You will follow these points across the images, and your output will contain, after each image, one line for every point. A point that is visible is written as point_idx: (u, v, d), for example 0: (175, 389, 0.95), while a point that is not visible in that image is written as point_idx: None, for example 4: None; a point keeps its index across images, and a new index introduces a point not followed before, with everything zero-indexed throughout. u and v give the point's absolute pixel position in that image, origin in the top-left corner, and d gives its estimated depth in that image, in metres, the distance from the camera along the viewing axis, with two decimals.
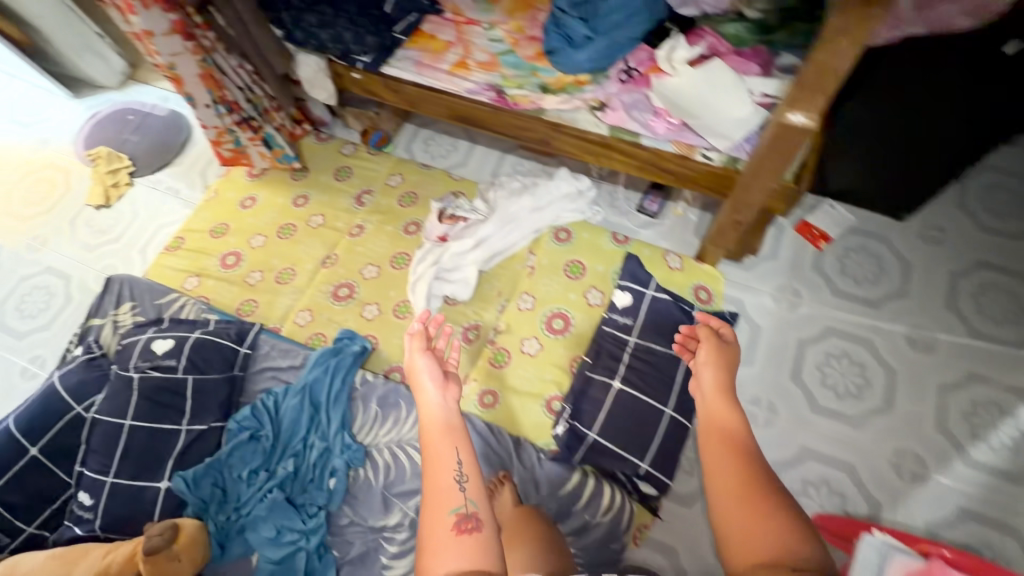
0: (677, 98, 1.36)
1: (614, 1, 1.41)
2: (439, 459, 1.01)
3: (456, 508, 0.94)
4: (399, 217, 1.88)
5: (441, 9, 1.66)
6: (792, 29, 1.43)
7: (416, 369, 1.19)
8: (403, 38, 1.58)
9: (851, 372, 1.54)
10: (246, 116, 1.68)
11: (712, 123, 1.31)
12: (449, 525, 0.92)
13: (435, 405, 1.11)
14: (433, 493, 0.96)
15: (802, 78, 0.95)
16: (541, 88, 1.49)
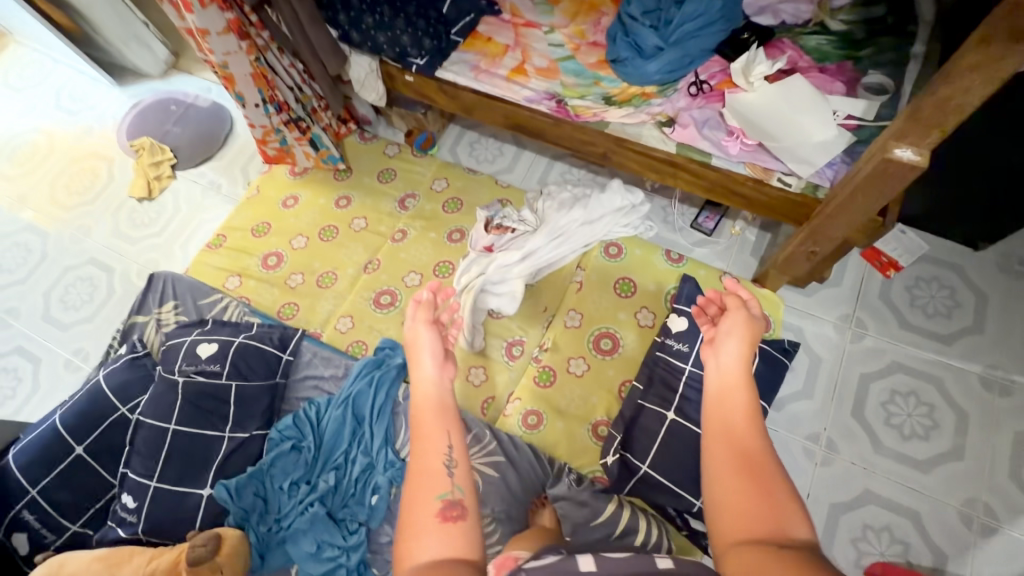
0: (755, 116, 1.27)
1: (688, 10, 1.35)
2: (430, 436, 0.88)
3: (441, 494, 0.80)
4: (443, 223, 1.83)
5: (498, 10, 1.60)
6: (879, 44, 1.34)
7: (418, 343, 1.05)
8: (459, 40, 1.53)
9: (917, 412, 1.45)
10: (295, 116, 1.64)
11: (795, 146, 1.22)
12: (432, 514, 0.79)
13: (428, 382, 0.97)
14: (418, 475, 0.83)
15: (917, 112, 0.86)
16: (605, 99, 1.41)
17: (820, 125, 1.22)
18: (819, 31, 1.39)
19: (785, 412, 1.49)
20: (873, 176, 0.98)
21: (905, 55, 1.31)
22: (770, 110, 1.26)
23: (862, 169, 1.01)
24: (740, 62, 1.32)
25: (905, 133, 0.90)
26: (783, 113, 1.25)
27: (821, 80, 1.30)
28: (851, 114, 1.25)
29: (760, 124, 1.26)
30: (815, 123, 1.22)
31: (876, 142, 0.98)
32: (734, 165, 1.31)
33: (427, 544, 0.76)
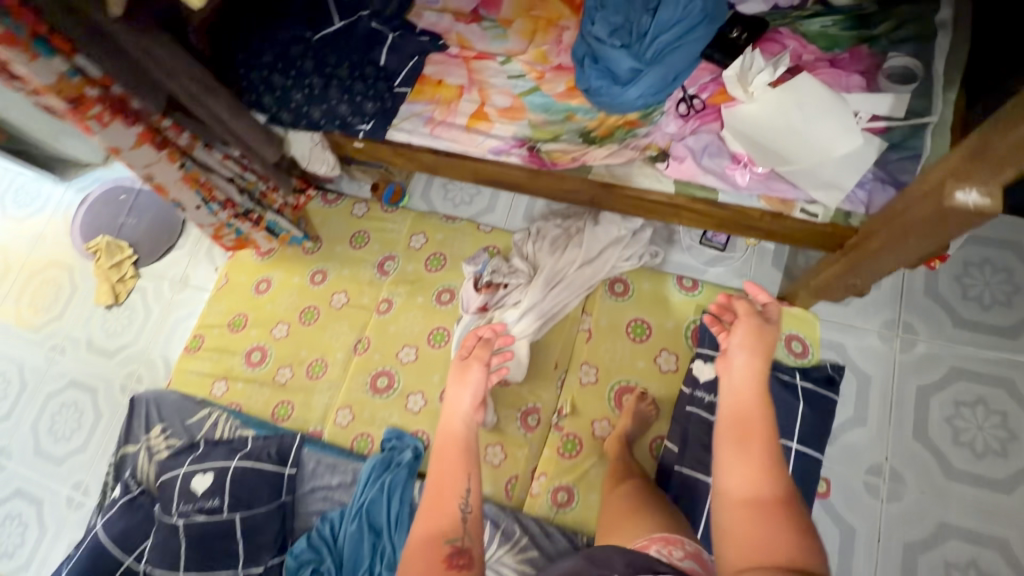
0: (762, 138, 1.09)
1: (661, 20, 1.13)
2: (447, 483, 1.03)
3: (450, 540, 0.94)
4: (428, 285, 1.67)
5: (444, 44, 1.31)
6: (897, 16, 1.11)
7: (467, 376, 1.22)
8: (405, 91, 1.31)
9: (987, 422, 1.30)
10: (241, 209, 1.45)
11: (816, 165, 1.05)
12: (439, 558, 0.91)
13: (460, 417, 1.16)
14: (435, 514, 0.98)
15: (988, 151, 0.68)
16: (582, 136, 1.24)
17: (842, 134, 1.04)
18: (824, 8, 1.16)
19: (839, 445, 1.33)
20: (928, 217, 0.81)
21: (932, 25, 1.09)
22: (778, 126, 1.08)
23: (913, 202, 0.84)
24: (733, 72, 1.11)
25: (968, 173, 0.72)
26: (793, 127, 1.07)
27: (834, 75, 1.09)
28: (875, 113, 1.05)
29: (769, 148, 1.09)
30: (835, 133, 1.04)
31: (933, 176, 0.80)
32: (746, 200, 1.14)
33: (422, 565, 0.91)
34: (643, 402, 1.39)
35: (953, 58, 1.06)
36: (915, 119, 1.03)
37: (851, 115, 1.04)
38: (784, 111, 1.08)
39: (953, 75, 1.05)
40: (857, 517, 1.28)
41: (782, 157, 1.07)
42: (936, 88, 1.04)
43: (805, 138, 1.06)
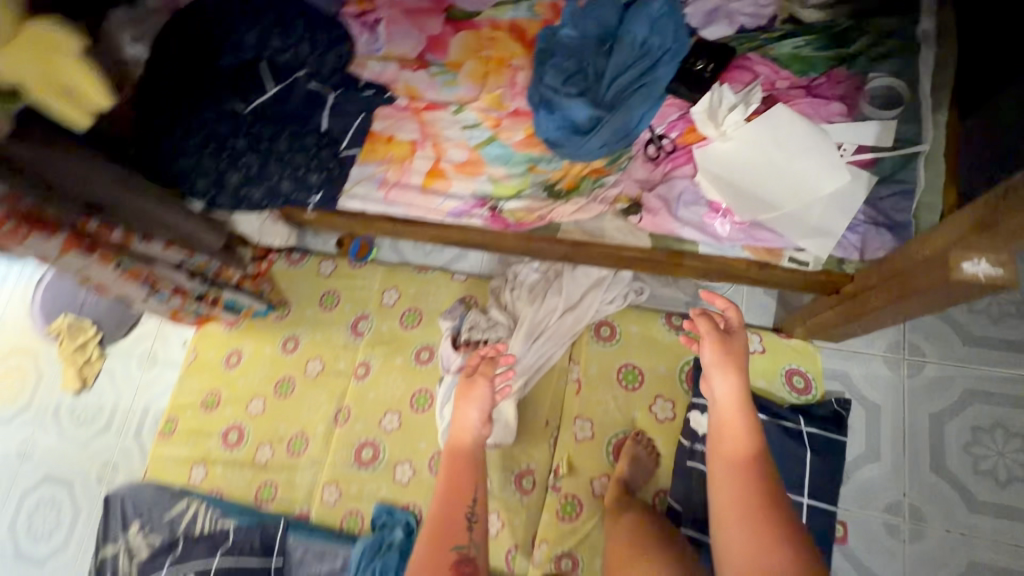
0: (740, 180, 1.00)
1: (616, 64, 1.04)
2: (455, 505, 1.13)
3: (460, 546, 1.08)
4: (405, 344, 1.58)
5: (392, 95, 1.21)
6: (874, 32, 1.02)
7: (473, 390, 1.23)
8: (354, 153, 1.22)
9: (1009, 446, 1.21)
10: (191, 294, 1.35)
11: (802, 208, 0.96)
12: (449, 560, 1.06)
13: (469, 430, 1.22)
14: (444, 525, 1.10)
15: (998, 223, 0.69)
16: (547, 189, 1.14)
17: (826, 171, 0.95)
18: (792, 28, 1.07)
19: (854, 484, 1.25)
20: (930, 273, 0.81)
21: (912, 38, 1.00)
22: (755, 166, 1.00)
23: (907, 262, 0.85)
24: (701, 110, 1.03)
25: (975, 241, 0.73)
26: (772, 165, 0.99)
27: (812, 104, 1.00)
28: (860, 144, 0.96)
29: (749, 190, 0.99)
30: (817, 170, 0.96)
31: (934, 233, 0.81)
32: (732, 251, 1.02)
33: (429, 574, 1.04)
34: (638, 445, 1.34)
35: (941, 73, 0.97)
36: (904, 148, 0.94)
37: (833, 148, 0.96)
38: (760, 149, 1.00)
39: (943, 92, 0.96)
40: (880, 562, 1.20)
41: (765, 201, 0.98)
42: (922, 111, 0.95)
43: (788, 182, 0.97)
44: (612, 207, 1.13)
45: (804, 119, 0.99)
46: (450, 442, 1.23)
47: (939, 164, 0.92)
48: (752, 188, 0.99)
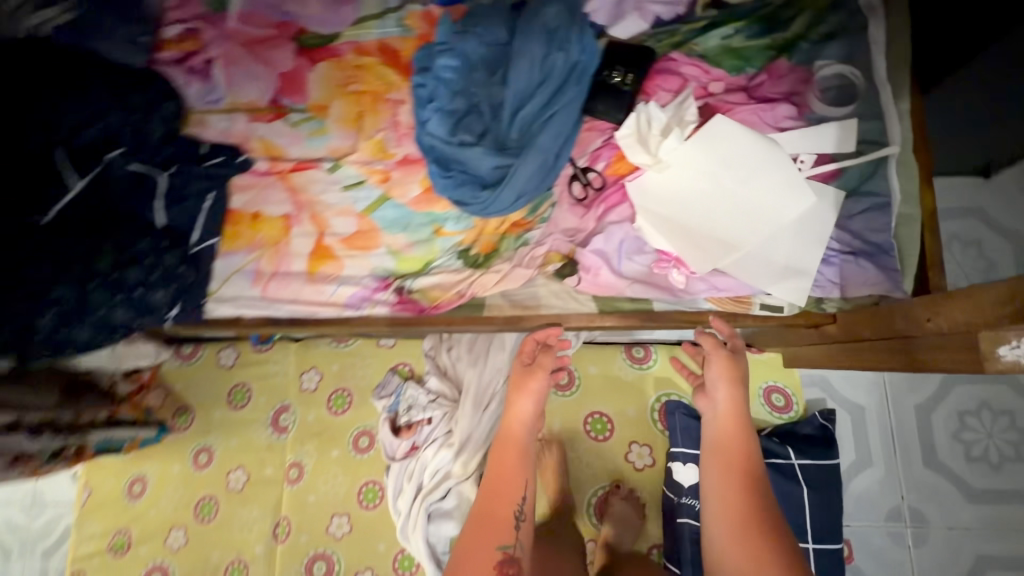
0: (689, 215, 0.83)
1: (516, 91, 0.82)
2: (501, 500, 0.94)
3: (502, 547, 0.89)
4: (340, 433, 1.36)
5: (250, 157, 1.03)
6: (809, 9, 0.85)
7: (525, 381, 1.00)
8: (212, 243, 0.99)
9: (998, 427, 1.15)
10: (39, 458, 1.07)
11: (764, 243, 0.81)
12: (491, 561, 0.88)
13: (524, 421, 1.00)
14: (488, 518, 0.92)
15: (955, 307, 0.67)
16: (463, 256, 0.92)
17: (785, 194, 0.79)
18: (716, 13, 0.87)
19: (851, 497, 1.16)
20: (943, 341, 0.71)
21: (856, 9, 0.83)
22: (704, 196, 0.82)
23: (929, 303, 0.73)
24: (630, 133, 0.83)
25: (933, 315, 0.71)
26: (723, 193, 0.82)
27: (756, 111, 0.82)
28: (816, 153, 0.80)
29: (701, 229, 0.82)
30: (775, 194, 0.80)
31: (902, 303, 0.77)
32: (691, 300, 0.89)
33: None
34: (622, 499, 1.18)
35: (896, 49, 0.80)
36: (869, 154, 0.78)
37: (789, 162, 0.79)
38: (707, 173, 0.82)
39: (902, 71, 0.79)
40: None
41: (720, 239, 0.81)
42: (882, 101, 0.79)
43: (744, 210, 0.81)
44: (545, 267, 0.92)
45: (750, 131, 0.81)
46: (501, 436, 1.00)
47: (911, 166, 0.77)
48: (703, 224, 0.82)
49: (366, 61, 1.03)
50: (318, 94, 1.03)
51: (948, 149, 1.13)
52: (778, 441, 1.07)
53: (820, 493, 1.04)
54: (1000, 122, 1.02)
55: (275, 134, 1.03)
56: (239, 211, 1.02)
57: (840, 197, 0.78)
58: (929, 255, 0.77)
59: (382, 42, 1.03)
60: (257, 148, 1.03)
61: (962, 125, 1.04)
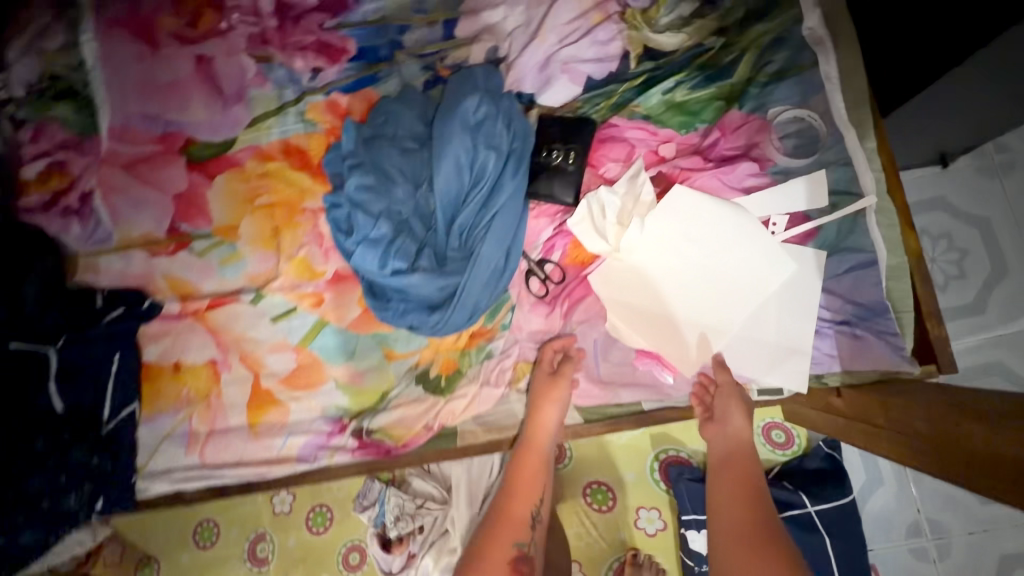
0: (664, 300, 0.74)
1: (447, 199, 0.72)
2: (522, 501, 0.75)
3: (519, 543, 0.73)
4: (326, 553, 1.23)
5: (159, 301, 0.89)
6: (748, 49, 0.77)
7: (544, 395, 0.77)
8: (133, 409, 0.85)
9: None
10: None
11: (752, 318, 0.72)
12: (504, 561, 0.71)
13: (554, 431, 0.76)
14: (506, 519, 0.74)
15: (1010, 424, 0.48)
16: (422, 380, 0.81)
17: (763, 262, 0.72)
18: (651, 64, 0.80)
19: (868, 518, 1.12)
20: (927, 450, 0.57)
21: (802, 44, 0.76)
22: (676, 275, 0.74)
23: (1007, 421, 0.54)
24: (583, 223, 0.75)
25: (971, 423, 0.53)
26: (696, 270, 0.73)
27: (716, 175, 0.74)
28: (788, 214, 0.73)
29: (680, 314, 0.74)
30: (753, 263, 0.72)
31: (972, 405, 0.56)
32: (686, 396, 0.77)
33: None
34: (640, 569, 1.09)
35: (852, 84, 0.73)
36: (843, 208, 0.71)
37: (761, 226, 0.72)
38: (674, 251, 0.74)
39: (862, 110, 0.73)
40: None
41: (703, 322, 0.73)
42: (848, 147, 0.72)
43: (725, 287, 0.73)
44: (515, 384, 0.78)
45: (713, 199, 0.73)
46: (528, 445, 0.76)
47: (891, 212, 0.71)
48: (682, 309, 0.74)
49: (272, 167, 0.90)
50: (223, 214, 0.90)
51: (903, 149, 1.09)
52: (790, 488, 1.01)
53: (841, 536, 0.98)
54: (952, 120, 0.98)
55: (182, 268, 0.89)
56: (155, 365, 0.88)
57: (818, 252, 0.71)
58: (923, 305, 0.71)
59: (285, 142, 0.90)
60: (162, 287, 0.90)
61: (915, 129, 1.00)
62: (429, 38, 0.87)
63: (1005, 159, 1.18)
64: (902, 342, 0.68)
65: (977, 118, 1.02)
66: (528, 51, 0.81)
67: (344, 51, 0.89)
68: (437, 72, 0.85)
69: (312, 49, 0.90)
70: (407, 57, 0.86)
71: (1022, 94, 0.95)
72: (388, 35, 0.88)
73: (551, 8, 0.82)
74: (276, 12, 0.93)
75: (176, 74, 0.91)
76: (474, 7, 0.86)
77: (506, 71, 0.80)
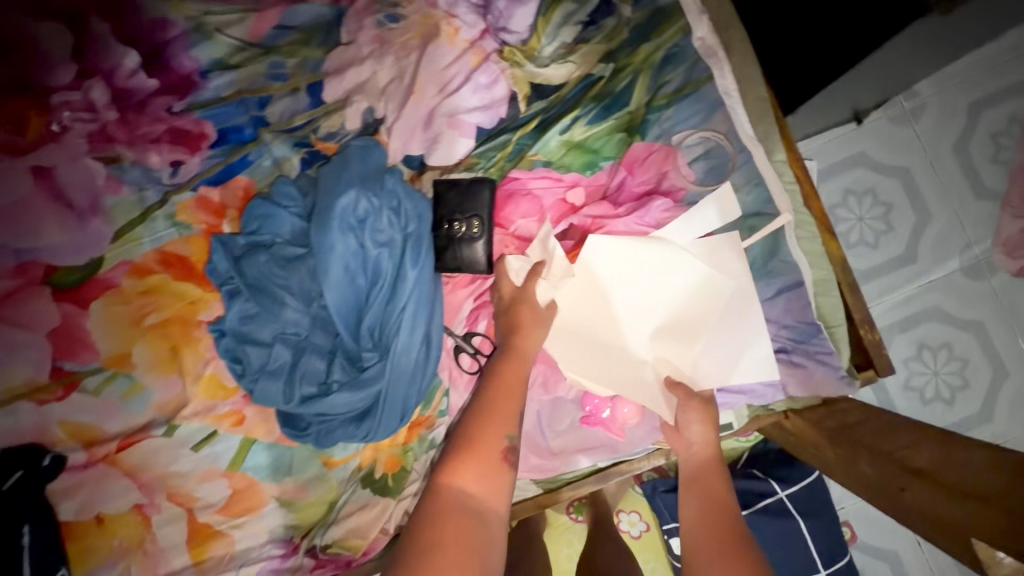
0: (609, 356, 0.69)
1: (348, 304, 0.65)
2: (508, 397, 0.62)
3: (510, 432, 0.60)
4: None
5: (62, 451, 0.79)
6: (638, 74, 0.71)
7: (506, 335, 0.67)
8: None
9: (942, 363, 1.11)
10: None
11: (710, 360, 0.68)
12: (497, 450, 0.59)
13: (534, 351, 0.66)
14: (487, 413, 0.60)
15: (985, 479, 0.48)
16: (366, 483, 0.76)
17: (702, 301, 0.68)
18: (542, 104, 0.73)
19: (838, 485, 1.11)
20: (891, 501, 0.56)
21: (694, 57, 0.70)
22: (619, 325, 0.69)
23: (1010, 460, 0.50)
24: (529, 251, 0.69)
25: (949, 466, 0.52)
26: (634, 314, 0.69)
27: (632, 221, 0.69)
28: (715, 252, 0.67)
29: (636, 370, 0.69)
30: (689, 298, 0.68)
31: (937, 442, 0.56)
32: (643, 448, 0.75)
33: (475, 477, 0.57)
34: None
35: (752, 95, 0.68)
36: (761, 229, 0.68)
37: (694, 262, 0.67)
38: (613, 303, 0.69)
39: (767, 121, 0.68)
40: (897, 543, 1.03)
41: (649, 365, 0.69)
42: (757, 164, 0.68)
43: (663, 325, 0.69)
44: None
45: (636, 249, 0.67)
46: (511, 353, 0.65)
47: (810, 225, 0.67)
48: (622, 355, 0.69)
49: (153, 281, 0.79)
50: (109, 343, 0.79)
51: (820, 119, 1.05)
52: (760, 476, 0.97)
53: (814, 515, 0.96)
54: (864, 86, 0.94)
55: (80, 412, 0.79)
56: (75, 524, 0.78)
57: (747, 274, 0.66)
58: (854, 313, 0.69)
59: (161, 250, 0.79)
60: (62, 437, 0.79)
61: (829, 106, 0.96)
62: (295, 108, 0.77)
63: (916, 104, 1.13)
64: (838, 361, 0.67)
65: (887, 77, 0.97)
66: (406, 110, 0.72)
67: (202, 136, 0.78)
68: (312, 147, 0.76)
69: (166, 140, 0.79)
70: (275, 135, 0.76)
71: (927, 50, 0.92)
72: (249, 111, 0.78)
73: (423, 54, 0.73)
74: (114, 101, 0.79)
75: (15, 195, 0.78)
76: (338, 64, 0.76)
77: (386, 137, 0.72)
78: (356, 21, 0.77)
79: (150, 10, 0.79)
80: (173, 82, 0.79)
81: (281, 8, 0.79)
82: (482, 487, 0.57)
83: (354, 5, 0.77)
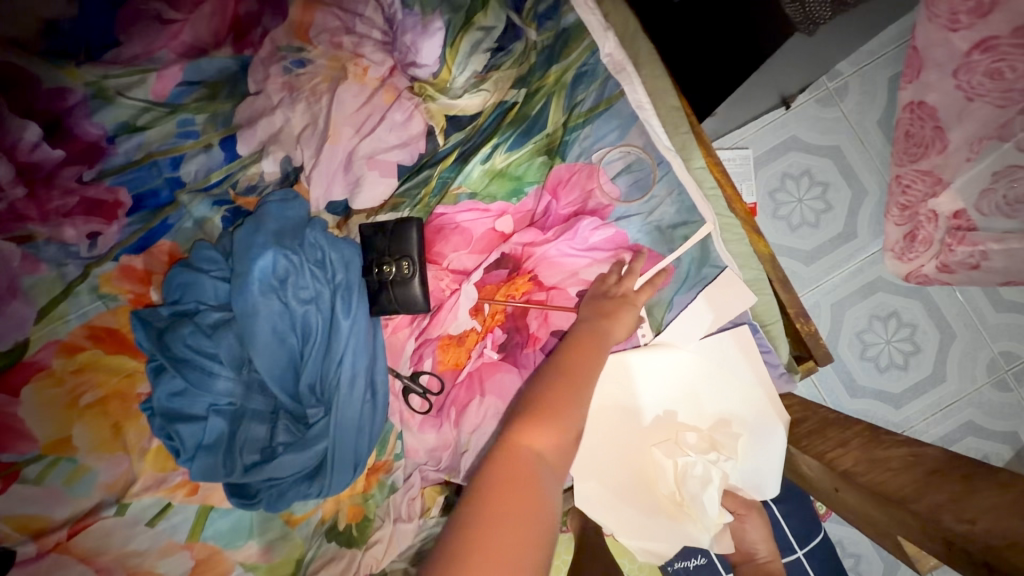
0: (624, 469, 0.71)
1: (281, 366, 0.64)
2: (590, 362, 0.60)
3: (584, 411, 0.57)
4: None
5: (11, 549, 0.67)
6: (546, 98, 0.72)
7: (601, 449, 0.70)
8: None
9: (893, 331, 1.11)
10: None
11: (771, 475, 0.69)
12: (574, 424, 0.56)
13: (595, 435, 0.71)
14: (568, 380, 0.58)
15: (940, 491, 0.49)
16: (335, 537, 0.73)
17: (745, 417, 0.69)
18: (460, 136, 0.74)
19: None
20: (863, 518, 0.55)
21: (604, 72, 0.72)
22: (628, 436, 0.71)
23: (927, 461, 0.54)
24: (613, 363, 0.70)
25: (896, 475, 0.53)
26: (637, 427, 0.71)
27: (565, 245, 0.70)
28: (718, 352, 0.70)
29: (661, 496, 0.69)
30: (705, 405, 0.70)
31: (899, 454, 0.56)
32: None
33: (549, 444, 0.54)
34: None
35: (665, 105, 0.71)
36: (691, 237, 0.70)
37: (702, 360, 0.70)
38: (696, 445, 0.67)
39: (683, 130, 0.70)
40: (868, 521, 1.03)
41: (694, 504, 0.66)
42: (676, 173, 0.71)
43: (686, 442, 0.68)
44: (428, 511, 0.77)
45: (595, 266, 0.71)
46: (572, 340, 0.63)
47: (737, 228, 0.70)
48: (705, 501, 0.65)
49: (85, 357, 0.71)
50: (46, 428, 0.69)
51: (760, 107, 1.04)
52: None
53: (786, 498, 0.94)
54: (800, 74, 0.94)
55: (23, 505, 0.68)
56: None
57: (757, 370, 0.69)
58: (788, 307, 0.71)
59: (89, 324, 0.72)
60: (6, 531, 0.68)
61: (768, 94, 0.95)
62: (210, 165, 0.76)
63: (839, 84, 1.13)
64: (776, 359, 0.71)
65: (820, 66, 0.96)
66: (325, 156, 0.71)
67: (117, 204, 0.75)
68: (233, 204, 0.75)
69: (79, 210, 0.74)
70: (192, 196, 0.75)
71: (852, 42, 0.92)
72: (162, 173, 0.76)
73: (333, 97, 0.73)
74: (18, 176, 0.73)
75: None
76: (249, 116, 0.76)
77: (308, 186, 0.71)
78: (262, 70, 0.77)
79: (44, 79, 0.75)
80: (80, 150, 0.74)
81: (182, 65, 0.77)
82: (553, 450, 0.54)
83: (258, 54, 0.78)
